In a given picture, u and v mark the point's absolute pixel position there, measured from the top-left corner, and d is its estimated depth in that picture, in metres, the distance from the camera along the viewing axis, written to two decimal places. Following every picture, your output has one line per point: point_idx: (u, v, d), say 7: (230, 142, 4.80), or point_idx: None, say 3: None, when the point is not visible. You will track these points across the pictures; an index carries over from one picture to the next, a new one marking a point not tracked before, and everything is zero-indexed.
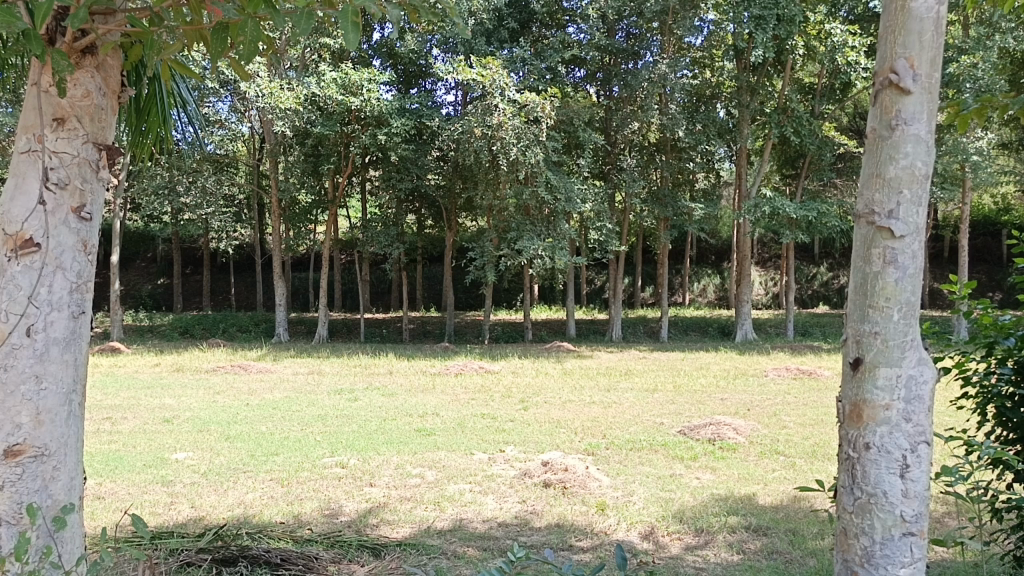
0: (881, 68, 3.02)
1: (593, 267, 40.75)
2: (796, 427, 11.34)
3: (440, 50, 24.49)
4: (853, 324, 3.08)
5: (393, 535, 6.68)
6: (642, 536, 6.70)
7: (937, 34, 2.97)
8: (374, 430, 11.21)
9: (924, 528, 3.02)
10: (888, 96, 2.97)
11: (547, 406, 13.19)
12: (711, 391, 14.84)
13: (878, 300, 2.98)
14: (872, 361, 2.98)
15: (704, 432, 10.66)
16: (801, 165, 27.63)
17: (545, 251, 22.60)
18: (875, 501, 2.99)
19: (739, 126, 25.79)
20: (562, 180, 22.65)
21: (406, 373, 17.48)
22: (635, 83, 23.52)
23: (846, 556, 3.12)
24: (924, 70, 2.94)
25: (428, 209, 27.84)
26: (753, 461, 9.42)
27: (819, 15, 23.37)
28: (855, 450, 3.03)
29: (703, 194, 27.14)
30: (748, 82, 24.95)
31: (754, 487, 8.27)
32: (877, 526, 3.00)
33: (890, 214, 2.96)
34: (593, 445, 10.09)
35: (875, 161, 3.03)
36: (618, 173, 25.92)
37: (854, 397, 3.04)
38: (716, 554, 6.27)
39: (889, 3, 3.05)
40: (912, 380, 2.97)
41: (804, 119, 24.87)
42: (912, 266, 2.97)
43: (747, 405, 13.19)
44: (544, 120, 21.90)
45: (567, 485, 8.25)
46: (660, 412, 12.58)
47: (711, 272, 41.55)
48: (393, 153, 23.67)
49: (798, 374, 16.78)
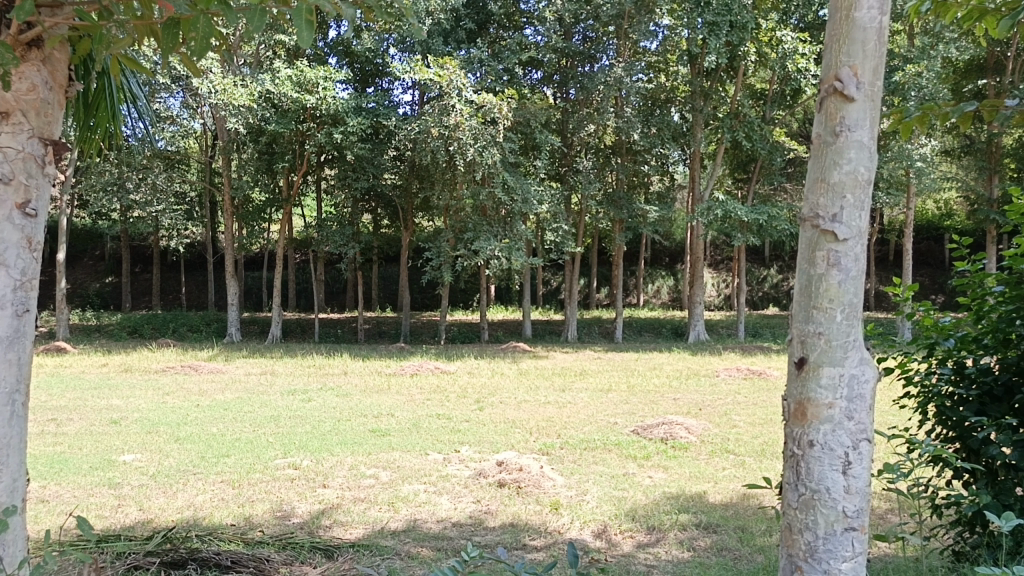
0: (827, 75, 3.11)
1: (549, 268, 40.98)
2: (746, 427, 11.55)
3: (397, 50, 24.41)
4: (797, 324, 3.17)
5: (346, 536, 6.64)
6: (595, 535, 6.77)
7: (880, 44, 3.06)
8: (328, 430, 11.13)
9: (865, 523, 3.11)
10: (832, 103, 3.06)
11: (502, 406, 13.27)
12: (664, 391, 15.02)
13: (822, 301, 3.06)
14: (815, 360, 3.07)
15: (656, 432, 10.79)
16: (753, 169, 28.14)
17: (502, 252, 22.64)
18: (818, 498, 3.07)
19: (693, 130, 26.10)
20: (518, 181, 22.61)
21: (360, 373, 17.37)
22: (591, 86, 23.69)
23: (790, 552, 3.21)
24: (867, 79, 3.03)
25: (384, 209, 27.72)
26: (704, 460, 9.56)
27: (771, 23, 23.87)
28: (799, 447, 3.12)
29: (657, 197, 27.52)
30: (701, 87, 25.25)
31: (705, 485, 8.42)
32: (820, 521, 3.08)
33: (834, 218, 3.04)
34: (548, 445, 10.14)
35: (819, 166, 3.12)
36: (574, 175, 26.03)
37: (799, 396, 3.12)
38: (667, 552, 6.36)
39: (835, 11, 3.12)
40: (854, 380, 3.06)
41: (756, 124, 25.27)
42: (854, 268, 3.06)
43: (699, 405, 13.38)
44: (501, 121, 21.88)
45: (521, 485, 8.28)
46: (614, 412, 12.71)
47: (665, 274, 42.07)
48: (349, 152, 23.49)
49: (749, 375, 17.07)
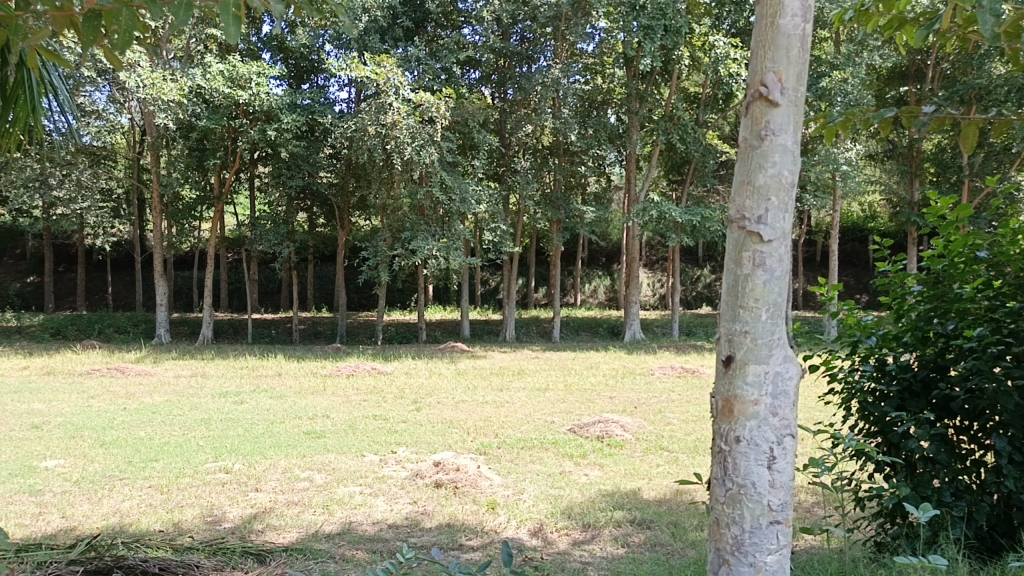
0: (753, 80, 3.19)
1: (487, 268, 41.02)
2: (679, 424, 11.76)
3: (333, 47, 24.10)
4: (724, 323, 3.24)
5: (279, 540, 6.53)
6: (531, 533, 6.81)
7: (803, 51, 3.15)
8: (261, 433, 10.93)
9: (788, 516, 3.20)
10: (758, 108, 3.13)
11: (439, 406, 13.23)
12: (600, 390, 15.19)
13: (747, 301, 3.14)
14: (742, 358, 3.14)
15: (592, 430, 10.91)
16: (687, 171, 28.66)
17: (439, 252, 22.56)
18: (745, 492, 3.15)
19: (629, 132, 26.40)
20: (456, 180, 22.58)
21: (295, 374, 17.09)
22: (529, 87, 23.80)
23: (718, 546, 3.28)
24: (790, 85, 3.12)
25: (319, 208, 27.35)
26: (639, 457, 9.71)
27: (704, 28, 24.37)
28: (726, 443, 3.19)
29: (594, 198, 27.78)
30: (637, 90, 25.55)
31: (639, 482, 8.55)
32: (745, 515, 3.16)
33: (758, 220, 3.12)
34: (485, 445, 10.14)
35: (745, 169, 3.20)
36: (512, 175, 26.11)
37: (726, 393, 3.19)
38: (601, 549, 6.43)
39: (760, 17, 3.20)
40: (778, 377, 3.15)
41: (689, 127, 25.75)
42: (778, 269, 3.15)
43: (635, 403, 13.55)
44: (439, 120, 21.82)
45: (458, 485, 8.27)
46: (550, 411, 12.80)
47: (601, 274, 42.52)
48: (284, 150, 23.11)
49: (682, 373, 17.39)
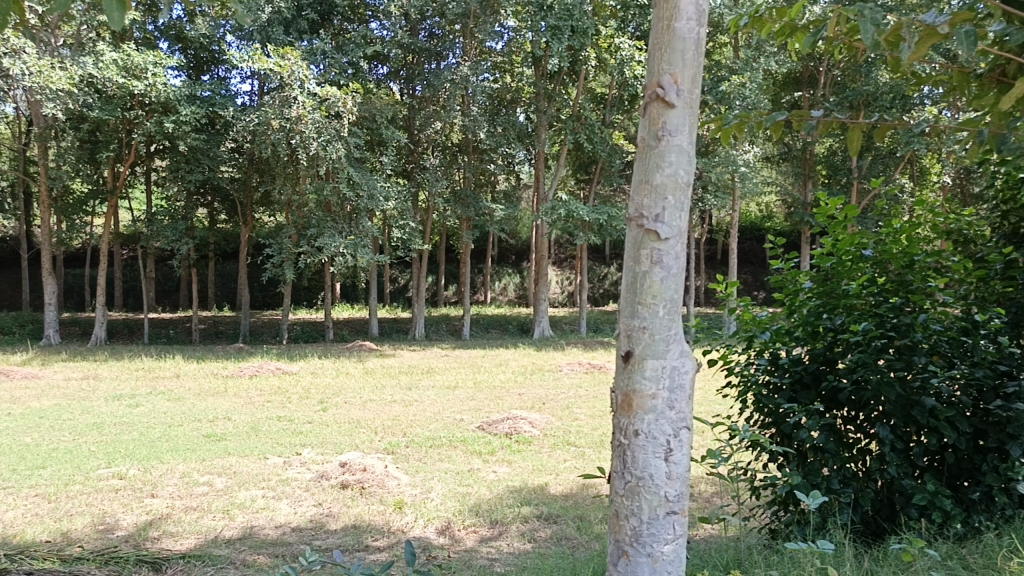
0: (650, 82, 3.26)
1: (395, 265, 40.67)
2: (586, 419, 11.94)
3: (234, 37, 23.41)
4: (623, 319, 3.30)
5: (176, 548, 6.30)
6: (438, 532, 6.78)
7: (697, 54, 3.24)
8: (158, 437, 10.52)
9: (684, 507, 3.29)
10: (655, 108, 3.21)
11: (346, 406, 13.03)
12: (509, 387, 15.27)
13: (645, 298, 3.21)
14: (640, 354, 3.21)
15: (500, 427, 10.95)
16: (593, 170, 29.12)
17: (347, 249, 22.23)
18: (643, 484, 3.22)
19: (537, 131, 26.55)
20: (364, 176, 22.32)
21: (195, 375, 16.52)
22: (438, 84, 23.69)
23: (617, 538, 3.34)
24: (686, 87, 3.20)
25: (221, 203, 26.54)
26: (546, 453, 9.81)
27: (610, 30, 24.83)
28: (625, 437, 3.25)
29: (503, 196, 27.90)
30: (545, 89, 25.75)
31: (547, 478, 8.64)
32: (644, 507, 3.23)
33: (656, 218, 3.19)
34: (392, 444, 10.05)
35: (643, 168, 3.27)
36: (421, 172, 25.95)
37: (625, 388, 3.25)
38: (508, 545, 6.47)
39: (657, 21, 3.27)
40: (674, 371, 3.23)
41: (596, 128, 26.16)
42: (675, 266, 3.23)
43: (543, 399, 13.69)
44: (345, 115, 21.49)
45: (365, 486, 8.16)
46: (459, 409, 12.79)
47: (511, 272, 42.76)
48: (182, 143, 22.31)
49: (589, 369, 17.67)
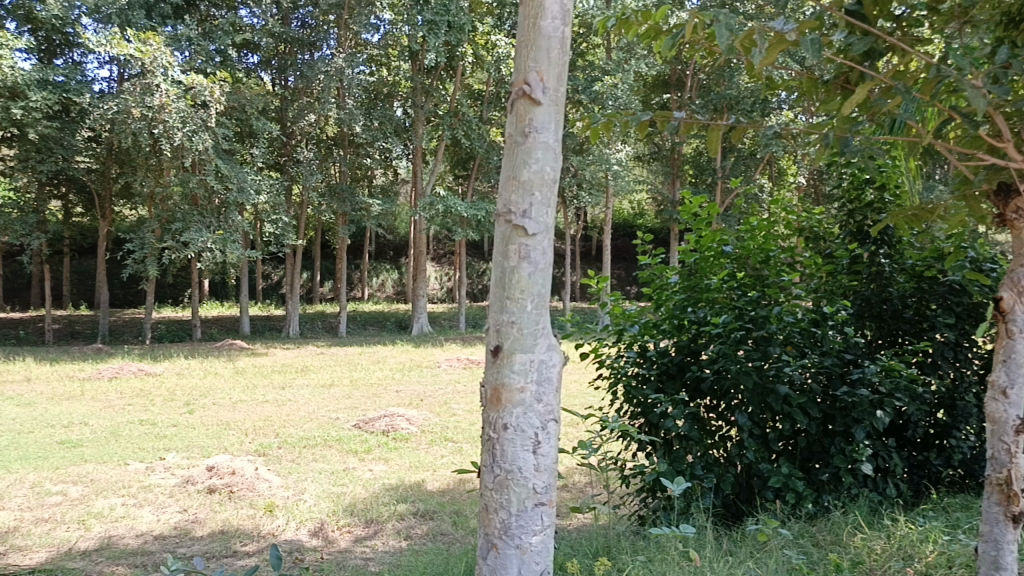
0: (517, 79, 3.28)
1: (268, 261, 39.47)
2: (463, 415, 11.96)
3: (90, 19, 22.05)
4: (493, 314, 3.32)
5: (24, 563, 5.88)
6: (311, 534, 6.63)
7: (563, 53, 3.29)
8: (4, 445, 9.79)
9: (552, 498, 3.35)
10: (522, 105, 3.24)
11: (215, 407, 12.53)
12: (386, 384, 15.11)
13: (514, 293, 3.24)
14: (509, 348, 3.24)
15: (377, 424, 10.82)
16: (471, 166, 29.20)
17: (215, 244, 21.38)
18: (511, 477, 3.26)
19: (415, 126, 26.28)
20: (233, 169, 21.56)
21: (47, 379, 15.47)
22: (311, 75, 23.11)
23: (487, 531, 3.36)
24: (551, 85, 3.25)
25: (76, 196, 24.97)
26: (424, 449, 9.77)
27: (486, 27, 24.96)
28: (494, 431, 3.27)
29: (381, 191, 27.58)
30: (422, 84, 25.55)
31: (424, 474, 8.61)
32: (513, 499, 3.27)
33: (523, 214, 3.23)
34: (264, 446, 9.74)
35: (511, 164, 3.29)
36: (295, 166, 25.25)
37: (494, 382, 3.28)
38: (383, 543, 6.40)
39: (523, 19, 3.31)
40: (542, 364, 3.29)
41: (474, 124, 26.21)
42: (542, 261, 3.28)
43: (420, 396, 13.63)
44: (213, 105, 20.65)
45: (234, 490, 7.87)
46: (334, 407, 12.55)
47: (389, 268, 42.31)
48: (31, 130, 20.81)
49: (467, 364, 17.73)
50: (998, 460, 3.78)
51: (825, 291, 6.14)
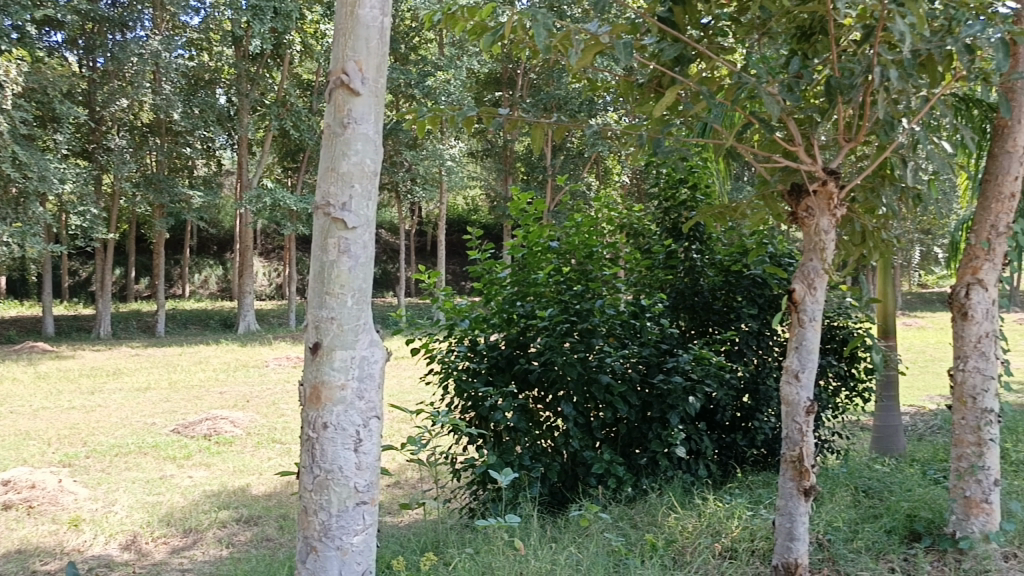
0: (334, 68, 3.19)
1: (76, 256, 36.50)
2: (291, 415, 11.60)
3: None
4: (311, 310, 3.21)
5: None
6: (122, 548, 6.19)
7: (382, 43, 3.24)
8: None
9: (374, 496, 3.30)
10: (340, 95, 3.15)
11: (11, 416, 11.42)
12: (209, 386, 14.37)
13: (333, 288, 3.16)
14: (328, 344, 3.16)
15: (198, 428, 10.27)
16: (301, 159, 28.33)
17: (12, 237, 19.46)
18: (331, 477, 3.18)
19: (240, 115, 25.07)
20: (33, 156, 19.62)
21: None
22: (123, 57, 21.46)
23: (307, 534, 3.26)
24: (371, 75, 3.19)
25: None
26: (250, 452, 9.38)
27: (316, 16, 24.24)
28: (314, 430, 3.18)
29: (203, 182, 26.19)
30: (247, 71, 24.51)
31: (249, 478, 8.27)
32: (333, 500, 3.19)
33: (343, 207, 3.15)
34: (69, 456, 8.99)
35: (329, 155, 3.19)
36: (105, 153, 23.46)
37: (313, 380, 3.18)
38: (203, 552, 6.08)
39: (341, 7, 3.22)
40: (364, 361, 3.23)
41: (303, 115, 25.36)
42: (363, 256, 3.22)
43: (246, 397, 13.07)
44: (8, 85, 18.73)
45: (32, 505, 7.19)
46: (150, 412, 11.79)
47: (213, 263, 40.30)
48: None
49: (297, 363, 17.21)
50: (791, 438, 4.09)
51: (643, 285, 6.46)
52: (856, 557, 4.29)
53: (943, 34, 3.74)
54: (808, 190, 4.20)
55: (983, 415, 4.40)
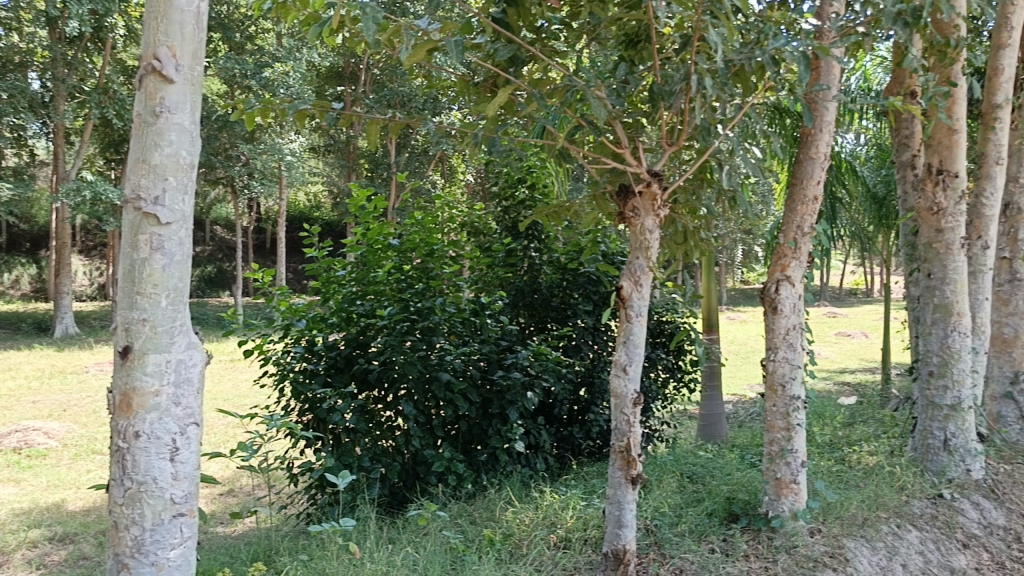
0: (143, 53, 2.99)
1: None
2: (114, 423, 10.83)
3: None
4: (120, 311, 2.99)
5: None
6: None
7: (196, 29, 3.07)
8: None
9: (192, 507, 3.14)
10: (151, 82, 2.96)
11: None
12: (18, 395, 13.16)
13: (145, 288, 2.96)
14: (139, 348, 2.96)
15: (5, 441, 9.39)
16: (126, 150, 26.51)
17: None
18: (144, 489, 2.98)
19: (53, 101, 23.09)
20: None
21: None
22: None
23: (116, 551, 3.03)
24: (185, 62, 3.02)
25: None
26: (65, 465, 8.69)
27: None
28: (123, 441, 2.96)
29: (12, 173, 23.95)
30: (63, 54, 22.60)
31: (64, 493, 7.65)
32: (146, 514, 2.99)
33: (155, 201, 2.96)
34: None
35: (139, 146, 2.98)
36: None
37: (123, 386, 2.96)
38: None
39: None
40: (181, 364, 3.05)
41: (127, 103, 23.67)
42: (178, 253, 3.04)
43: (62, 406, 12.08)
44: None
45: None
46: None
47: (25, 262, 36.98)
48: None
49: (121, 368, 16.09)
50: (620, 429, 4.24)
51: (482, 283, 6.52)
52: (680, 540, 4.51)
53: (753, 45, 4.01)
54: (634, 191, 4.37)
55: (791, 401, 4.75)
